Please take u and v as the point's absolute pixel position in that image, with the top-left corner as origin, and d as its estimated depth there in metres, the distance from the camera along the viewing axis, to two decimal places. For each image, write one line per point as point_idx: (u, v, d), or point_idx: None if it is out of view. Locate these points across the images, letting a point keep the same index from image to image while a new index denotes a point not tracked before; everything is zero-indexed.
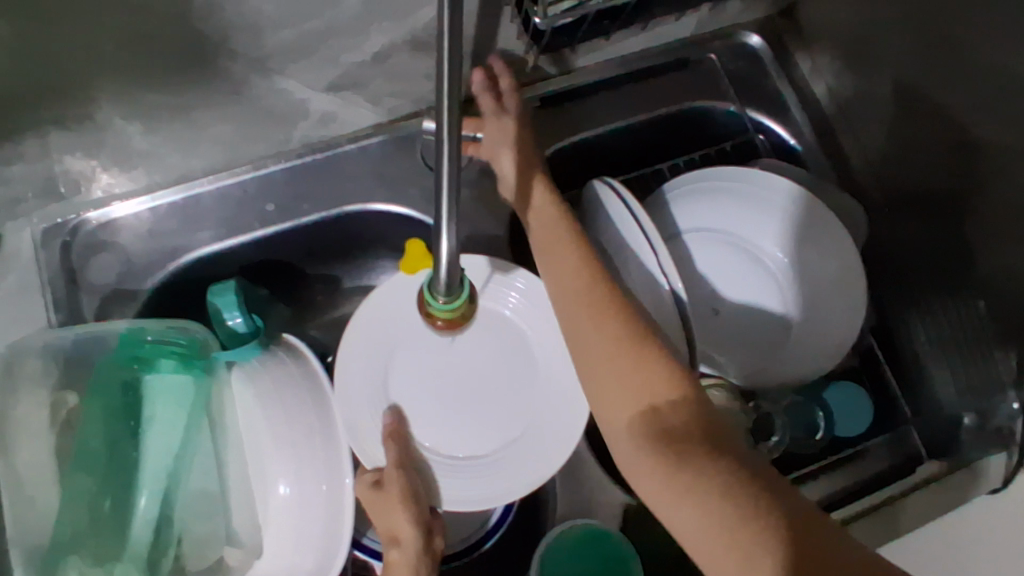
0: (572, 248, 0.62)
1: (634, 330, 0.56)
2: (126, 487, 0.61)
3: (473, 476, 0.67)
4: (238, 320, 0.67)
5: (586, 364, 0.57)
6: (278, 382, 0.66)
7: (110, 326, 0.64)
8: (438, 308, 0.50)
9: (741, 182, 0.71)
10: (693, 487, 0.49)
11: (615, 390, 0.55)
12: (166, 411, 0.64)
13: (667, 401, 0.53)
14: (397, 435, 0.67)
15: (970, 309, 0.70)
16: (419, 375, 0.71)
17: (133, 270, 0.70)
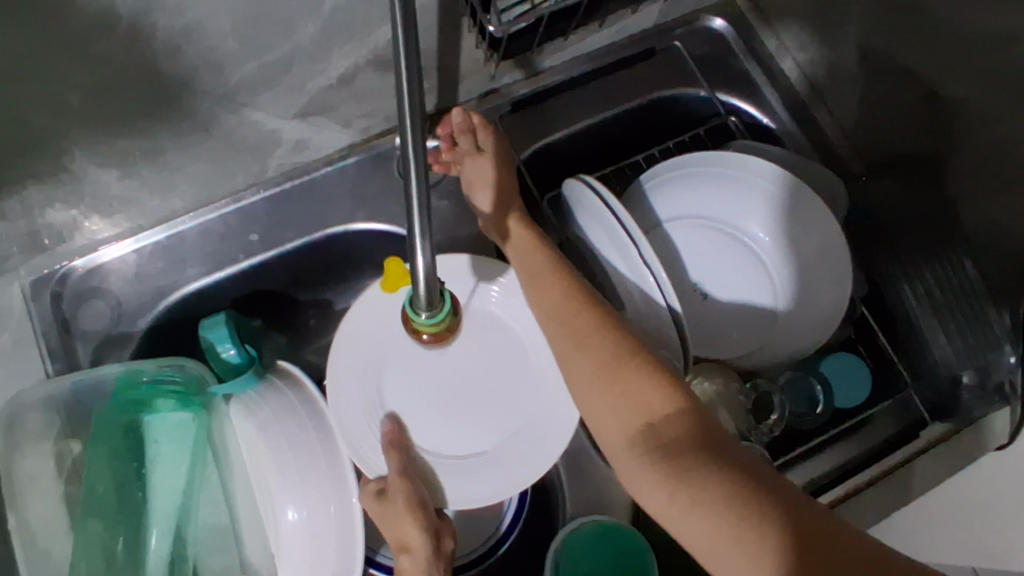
0: (555, 276, 0.64)
1: (623, 350, 0.57)
2: (137, 527, 0.62)
3: (473, 476, 0.68)
4: (232, 352, 0.68)
5: (581, 392, 0.58)
6: (276, 411, 0.67)
7: (104, 370, 0.64)
8: (421, 324, 0.47)
9: (720, 165, 0.71)
10: (700, 495, 0.48)
11: (612, 414, 0.56)
12: (168, 449, 0.64)
13: (661, 417, 0.53)
14: (394, 442, 0.67)
15: (957, 264, 0.69)
16: (413, 384, 0.71)
17: (126, 312, 0.72)
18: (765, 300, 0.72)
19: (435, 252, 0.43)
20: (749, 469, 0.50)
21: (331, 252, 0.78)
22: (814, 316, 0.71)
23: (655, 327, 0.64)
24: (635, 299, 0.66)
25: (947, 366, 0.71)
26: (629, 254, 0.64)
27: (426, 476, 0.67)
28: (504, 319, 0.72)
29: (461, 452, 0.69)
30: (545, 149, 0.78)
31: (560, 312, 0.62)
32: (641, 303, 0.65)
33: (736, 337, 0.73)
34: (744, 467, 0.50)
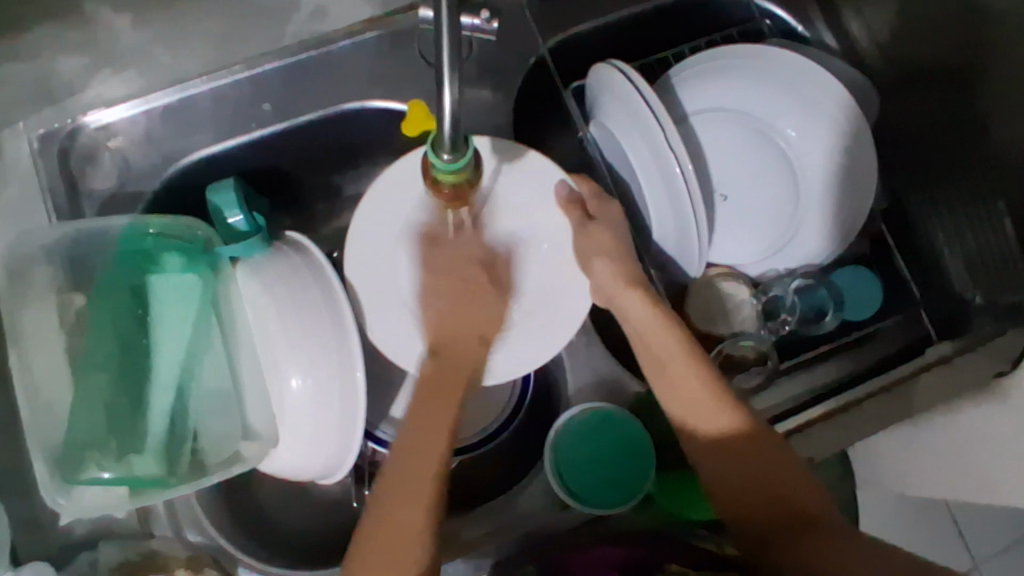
0: (628, 290, 0.62)
1: (715, 420, 0.56)
2: (139, 385, 0.62)
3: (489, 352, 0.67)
4: (239, 219, 0.68)
5: (665, 374, 0.59)
6: (282, 274, 0.65)
7: (110, 220, 0.65)
8: (441, 172, 0.46)
9: (773, 65, 0.67)
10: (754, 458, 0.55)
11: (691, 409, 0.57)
12: (173, 308, 0.64)
13: (755, 471, 0.55)
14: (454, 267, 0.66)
15: (993, 216, 0.68)
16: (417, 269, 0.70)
17: (133, 175, 0.70)
18: (789, 209, 0.71)
19: (460, 95, 0.42)
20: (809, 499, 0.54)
21: (344, 133, 0.76)
22: (840, 228, 0.69)
23: (681, 231, 0.64)
24: (659, 193, 0.65)
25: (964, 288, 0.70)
26: (655, 143, 0.61)
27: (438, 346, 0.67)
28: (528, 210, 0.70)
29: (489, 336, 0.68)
30: (571, 42, 0.75)
31: (646, 323, 0.61)
32: (665, 201, 0.64)
33: (748, 245, 0.73)
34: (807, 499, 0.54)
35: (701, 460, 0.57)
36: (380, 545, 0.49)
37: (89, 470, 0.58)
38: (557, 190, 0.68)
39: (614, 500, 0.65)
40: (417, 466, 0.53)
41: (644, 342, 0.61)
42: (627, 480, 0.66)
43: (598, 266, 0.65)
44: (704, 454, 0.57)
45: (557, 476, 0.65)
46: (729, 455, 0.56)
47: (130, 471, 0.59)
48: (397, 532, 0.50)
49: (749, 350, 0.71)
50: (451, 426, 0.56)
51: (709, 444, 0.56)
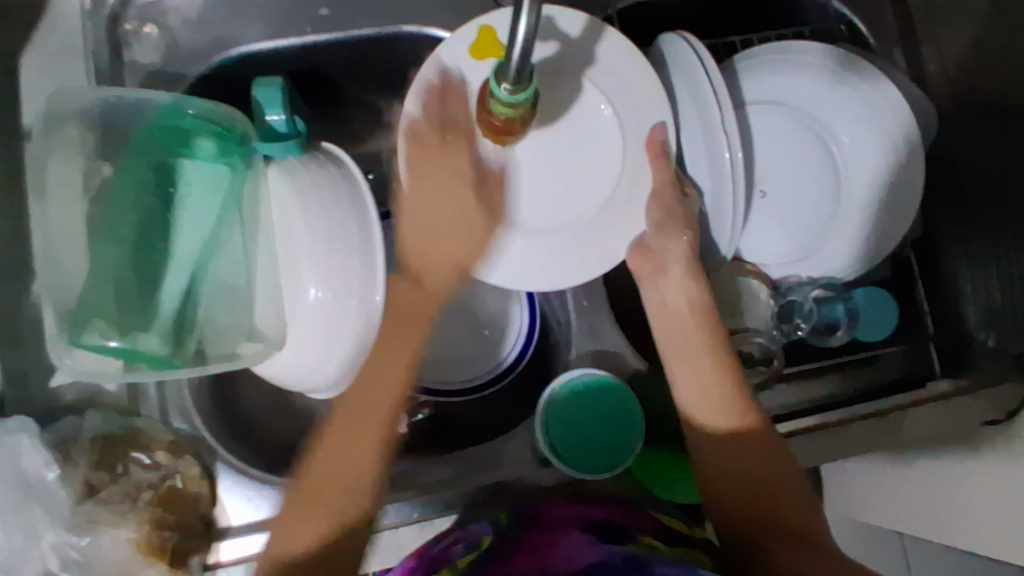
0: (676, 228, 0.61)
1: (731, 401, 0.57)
2: (155, 263, 0.62)
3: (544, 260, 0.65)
4: (278, 118, 0.65)
5: (688, 354, 0.59)
6: (314, 180, 0.63)
7: (151, 94, 0.64)
8: (500, 101, 0.47)
9: (838, 62, 0.67)
10: (751, 457, 0.55)
11: (705, 374, 0.58)
12: (200, 194, 0.64)
13: (742, 463, 0.55)
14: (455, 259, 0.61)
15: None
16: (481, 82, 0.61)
17: (179, 56, 0.69)
18: (824, 218, 0.70)
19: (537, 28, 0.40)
20: (796, 512, 0.52)
21: (397, 54, 0.74)
22: (865, 246, 0.69)
23: (711, 213, 0.64)
24: (701, 176, 0.64)
25: (977, 329, 0.70)
26: (709, 120, 0.60)
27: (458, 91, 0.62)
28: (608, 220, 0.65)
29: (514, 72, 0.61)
30: (645, 5, 0.73)
31: (681, 312, 0.61)
32: (705, 183, 0.64)
33: (779, 246, 0.71)
34: (794, 512, 0.52)
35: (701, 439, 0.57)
36: (290, 530, 0.51)
37: (90, 334, 0.58)
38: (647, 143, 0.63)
39: (592, 466, 0.66)
40: (382, 393, 0.57)
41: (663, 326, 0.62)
42: (608, 450, 0.66)
43: (672, 247, 0.61)
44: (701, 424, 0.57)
45: (543, 431, 0.66)
46: (732, 471, 0.55)
47: (135, 343, 0.59)
48: (312, 522, 0.51)
49: (755, 349, 0.71)
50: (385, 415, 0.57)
51: (729, 436, 0.56)
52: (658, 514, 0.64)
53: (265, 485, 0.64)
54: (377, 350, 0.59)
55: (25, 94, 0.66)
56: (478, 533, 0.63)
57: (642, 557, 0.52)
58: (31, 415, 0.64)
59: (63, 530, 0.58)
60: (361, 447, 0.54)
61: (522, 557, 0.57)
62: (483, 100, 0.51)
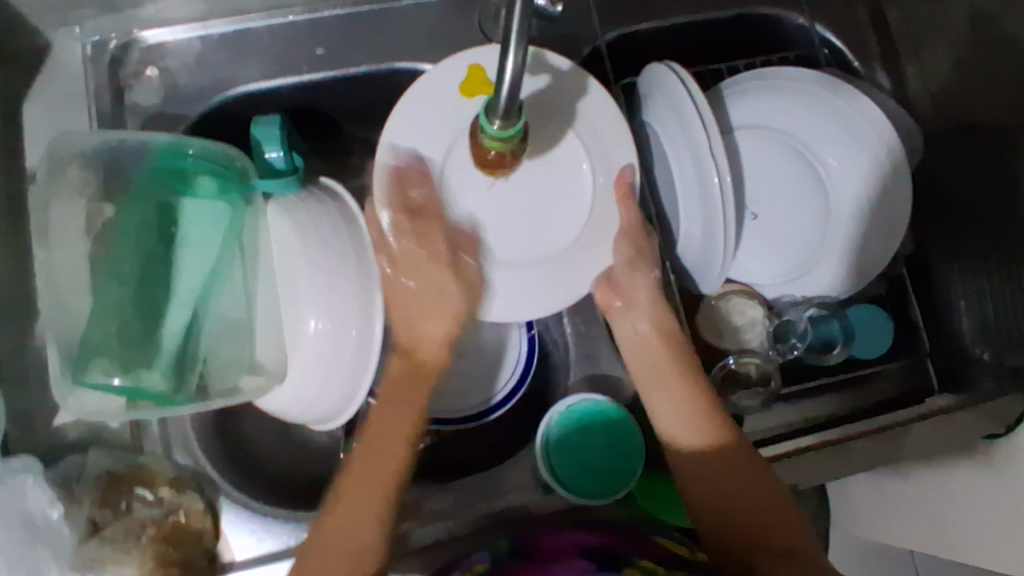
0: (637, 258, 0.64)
1: (713, 419, 0.59)
2: (156, 301, 0.62)
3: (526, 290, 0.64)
4: (277, 155, 0.68)
5: (659, 381, 0.62)
6: (311, 215, 0.65)
7: (150, 135, 0.65)
8: (491, 136, 0.48)
9: (822, 89, 0.68)
10: (740, 476, 0.57)
11: (683, 397, 0.60)
12: (200, 232, 0.65)
13: (731, 484, 0.56)
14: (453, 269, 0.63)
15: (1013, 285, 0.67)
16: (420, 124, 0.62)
17: (178, 97, 0.70)
18: (815, 237, 0.71)
19: (525, 66, 0.42)
20: (794, 528, 0.54)
21: (391, 91, 0.76)
22: (857, 266, 0.69)
23: (703, 237, 0.65)
24: (693, 200, 0.65)
25: (972, 343, 0.71)
26: (697, 148, 0.61)
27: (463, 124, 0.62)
28: (577, 257, 0.65)
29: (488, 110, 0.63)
30: (632, 35, 0.75)
31: (650, 336, 0.65)
32: (697, 207, 0.64)
33: (769, 268, 0.73)
34: (791, 529, 0.54)
35: (687, 468, 0.58)
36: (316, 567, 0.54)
37: (93, 372, 0.58)
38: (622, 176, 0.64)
39: (600, 490, 0.66)
40: (390, 443, 0.60)
41: (636, 354, 0.65)
42: (612, 475, 0.67)
43: (638, 283, 0.65)
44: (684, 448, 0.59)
45: (543, 458, 0.67)
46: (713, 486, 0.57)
47: (137, 381, 0.59)
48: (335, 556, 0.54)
49: (752, 369, 0.71)
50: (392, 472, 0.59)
51: (702, 456, 0.58)
52: (660, 538, 0.64)
53: (269, 519, 0.65)
54: (371, 448, 0.59)
55: (29, 138, 0.68)
56: (476, 560, 0.62)
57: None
58: (36, 453, 0.64)
59: (66, 569, 0.58)
60: (371, 486, 0.57)
61: None
62: (475, 135, 0.52)
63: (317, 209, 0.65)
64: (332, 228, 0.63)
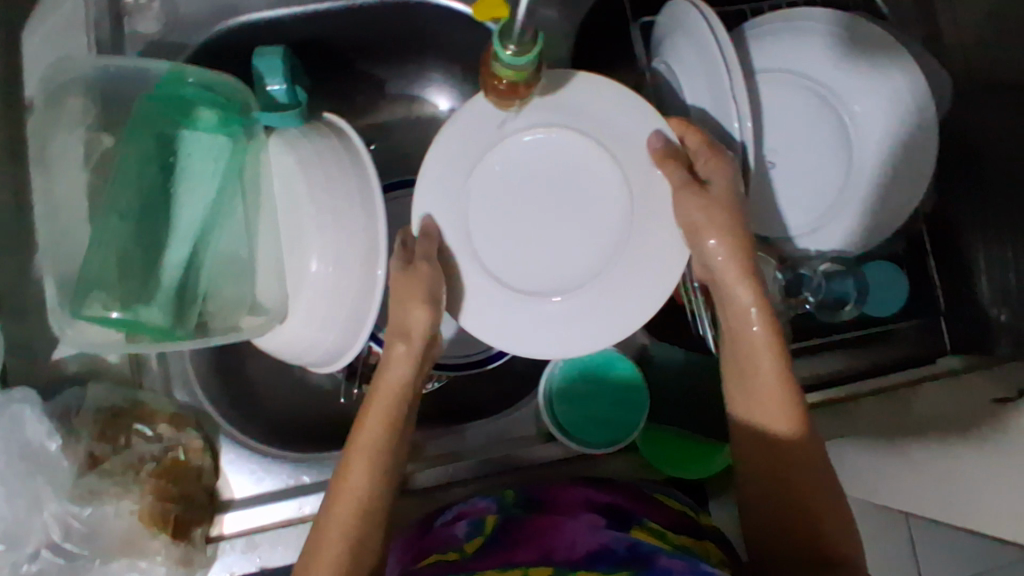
0: (740, 280, 0.55)
1: (790, 409, 0.54)
2: (156, 237, 0.60)
3: (548, 317, 0.58)
4: (279, 88, 0.66)
5: (753, 371, 0.55)
6: (316, 151, 0.62)
7: (150, 62, 0.63)
8: (504, 64, 0.46)
9: (859, 32, 0.65)
10: (804, 477, 0.53)
11: (766, 386, 0.54)
12: (199, 165, 0.62)
13: (795, 477, 0.53)
14: (429, 308, 0.55)
15: None
16: (431, 172, 0.57)
17: (179, 26, 0.68)
18: (834, 191, 0.69)
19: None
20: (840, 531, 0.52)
21: (398, 26, 0.73)
22: (878, 220, 0.68)
23: None
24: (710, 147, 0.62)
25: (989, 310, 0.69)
26: (720, 90, 0.59)
27: (466, 122, 0.57)
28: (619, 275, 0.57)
29: (502, 127, 0.58)
30: None
31: (749, 316, 0.55)
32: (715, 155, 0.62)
33: (787, 220, 0.69)
34: (831, 533, 0.52)
35: (749, 453, 0.56)
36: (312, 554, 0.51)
37: (91, 306, 0.57)
38: (654, 143, 0.56)
39: (599, 440, 0.65)
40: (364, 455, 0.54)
41: (732, 330, 0.56)
42: (613, 427, 0.65)
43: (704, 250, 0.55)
44: (752, 431, 0.56)
45: (548, 406, 0.65)
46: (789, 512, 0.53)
47: (135, 315, 0.58)
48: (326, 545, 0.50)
49: None
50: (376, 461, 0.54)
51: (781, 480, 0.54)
52: (656, 494, 0.64)
53: (271, 459, 0.64)
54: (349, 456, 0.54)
55: (27, 65, 0.66)
56: (484, 510, 0.61)
57: (643, 547, 0.52)
58: (36, 386, 0.64)
59: (65, 500, 0.58)
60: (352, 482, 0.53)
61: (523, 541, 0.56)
62: (486, 65, 0.50)
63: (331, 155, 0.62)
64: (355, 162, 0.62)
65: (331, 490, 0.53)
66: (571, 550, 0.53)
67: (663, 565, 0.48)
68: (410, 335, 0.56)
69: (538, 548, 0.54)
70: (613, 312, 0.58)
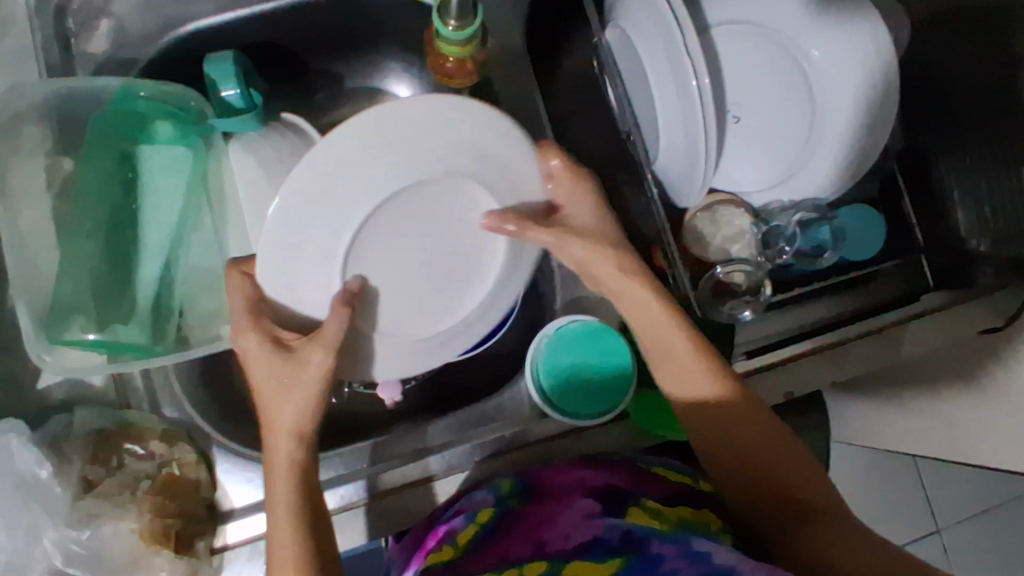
0: (624, 274, 0.56)
1: (714, 386, 0.54)
2: (127, 253, 0.60)
3: (394, 320, 0.59)
4: (232, 92, 0.63)
5: (669, 362, 0.55)
6: (282, 154, 0.63)
7: (100, 81, 0.62)
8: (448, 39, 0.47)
9: None
10: (757, 437, 0.54)
11: (686, 368, 0.55)
12: (164, 177, 0.62)
13: (754, 448, 0.54)
14: (319, 391, 0.51)
15: (1012, 172, 0.65)
16: (307, 242, 0.50)
17: (129, 41, 0.68)
18: (801, 140, 0.69)
19: None
20: (807, 471, 0.54)
21: (349, 20, 0.72)
22: (850, 162, 0.67)
23: (687, 146, 0.62)
24: (672, 104, 0.62)
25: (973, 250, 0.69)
26: (674, 46, 0.58)
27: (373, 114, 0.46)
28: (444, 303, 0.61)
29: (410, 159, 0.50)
30: None
31: (648, 302, 0.56)
32: (677, 114, 0.62)
33: (755, 169, 0.71)
34: (809, 493, 0.53)
35: (702, 450, 0.56)
36: None
37: (70, 331, 0.56)
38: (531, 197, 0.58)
39: (604, 404, 0.64)
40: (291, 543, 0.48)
41: (641, 326, 0.57)
42: (608, 395, 0.65)
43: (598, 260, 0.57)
44: (695, 423, 0.56)
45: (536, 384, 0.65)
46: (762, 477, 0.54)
47: (114, 335, 0.57)
48: None
49: (740, 279, 0.68)
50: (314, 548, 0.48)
51: (731, 452, 0.55)
52: (652, 466, 0.64)
53: None
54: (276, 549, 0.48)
55: None
56: (480, 502, 0.60)
57: (637, 533, 0.51)
58: (23, 416, 0.63)
59: (64, 527, 0.58)
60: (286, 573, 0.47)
61: (520, 532, 0.56)
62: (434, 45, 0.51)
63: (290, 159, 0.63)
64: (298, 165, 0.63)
65: None
66: (564, 541, 0.53)
67: (655, 551, 0.48)
68: (297, 414, 0.51)
69: (530, 542, 0.54)
70: (421, 327, 0.61)
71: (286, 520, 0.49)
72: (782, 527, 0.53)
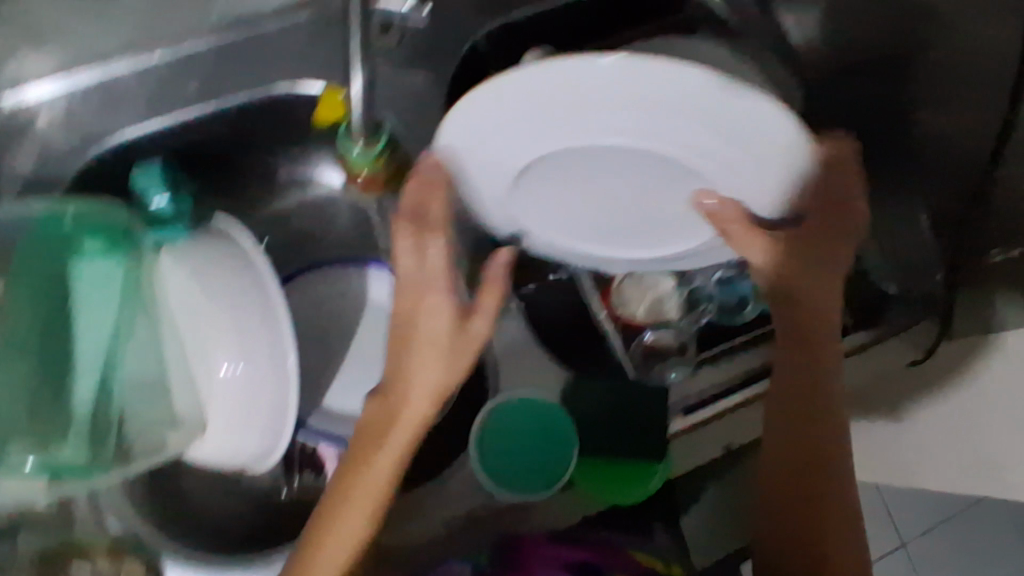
0: (835, 252, 0.61)
1: (836, 397, 0.62)
2: (61, 373, 0.61)
3: (544, 214, 0.66)
4: (161, 200, 0.68)
5: (806, 343, 0.61)
6: (217, 264, 0.62)
7: (27, 205, 0.64)
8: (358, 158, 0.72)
9: None
10: (808, 439, 0.62)
11: (801, 349, 0.61)
12: (94, 295, 0.62)
13: (824, 450, 0.62)
14: (455, 357, 0.58)
15: (913, 210, 0.74)
16: (512, 154, 0.58)
17: (54, 156, 0.68)
18: None
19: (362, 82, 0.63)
20: (847, 493, 0.62)
21: (278, 118, 0.74)
22: None
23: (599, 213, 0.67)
24: None
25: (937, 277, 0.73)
26: None
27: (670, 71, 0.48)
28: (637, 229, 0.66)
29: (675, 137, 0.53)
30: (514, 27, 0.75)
31: (817, 278, 0.61)
32: None
33: None
34: (835, 506, 0.61)
35: (771, 438, 0.63)
36: (337, 556, 0.53)
37: (10, 454, 0.58)
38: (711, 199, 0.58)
39: (564, 457, 0.64)
40: (371, 491, 0.55)
41: (804, 309, 0.61)
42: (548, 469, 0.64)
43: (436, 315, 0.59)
44: (789, 394, 0.62)
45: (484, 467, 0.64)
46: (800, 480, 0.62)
47: (53, 455, 0.59)
48: (336, 547, 0.54)
49: (670, 341, 0.69)
50: (381, 496, 0.55)
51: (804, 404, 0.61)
52: (640, 555, 0.65)
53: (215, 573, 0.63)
54: (344, 490, 0.55)
55: None
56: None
57: None
58: None
59: None
60: (350, 512, 0.54)
61: None
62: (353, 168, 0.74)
63: (228, 272, 0.62)
64: (234, 274, 0.62)
65: (320, 514, 0.55)
66: None
67: None
68: (442, 380, 0.57)
69: None
70: (583, 229, 0.67)
71: (387, 478, 0.55)
72: (810, 545, 0.61)
